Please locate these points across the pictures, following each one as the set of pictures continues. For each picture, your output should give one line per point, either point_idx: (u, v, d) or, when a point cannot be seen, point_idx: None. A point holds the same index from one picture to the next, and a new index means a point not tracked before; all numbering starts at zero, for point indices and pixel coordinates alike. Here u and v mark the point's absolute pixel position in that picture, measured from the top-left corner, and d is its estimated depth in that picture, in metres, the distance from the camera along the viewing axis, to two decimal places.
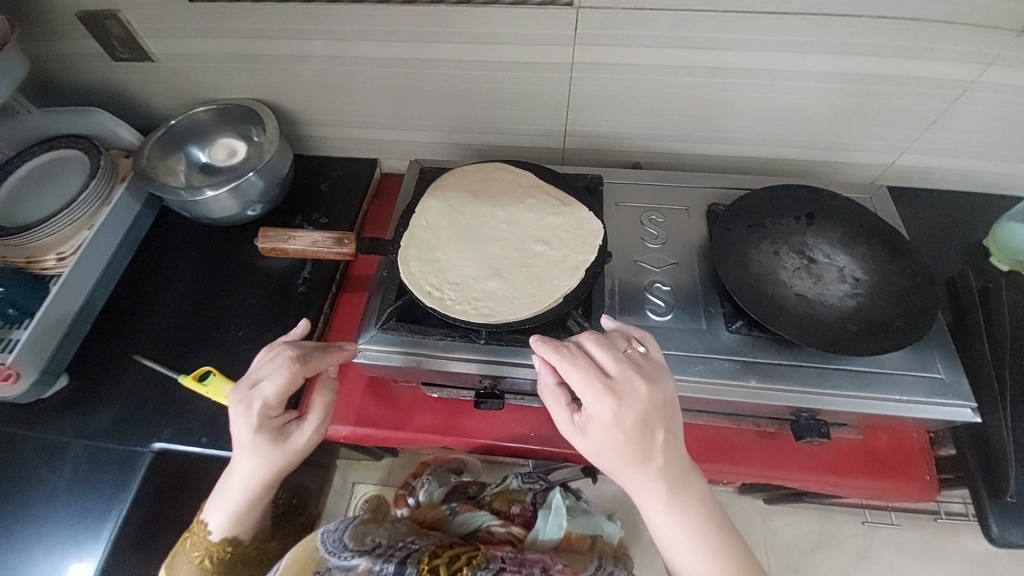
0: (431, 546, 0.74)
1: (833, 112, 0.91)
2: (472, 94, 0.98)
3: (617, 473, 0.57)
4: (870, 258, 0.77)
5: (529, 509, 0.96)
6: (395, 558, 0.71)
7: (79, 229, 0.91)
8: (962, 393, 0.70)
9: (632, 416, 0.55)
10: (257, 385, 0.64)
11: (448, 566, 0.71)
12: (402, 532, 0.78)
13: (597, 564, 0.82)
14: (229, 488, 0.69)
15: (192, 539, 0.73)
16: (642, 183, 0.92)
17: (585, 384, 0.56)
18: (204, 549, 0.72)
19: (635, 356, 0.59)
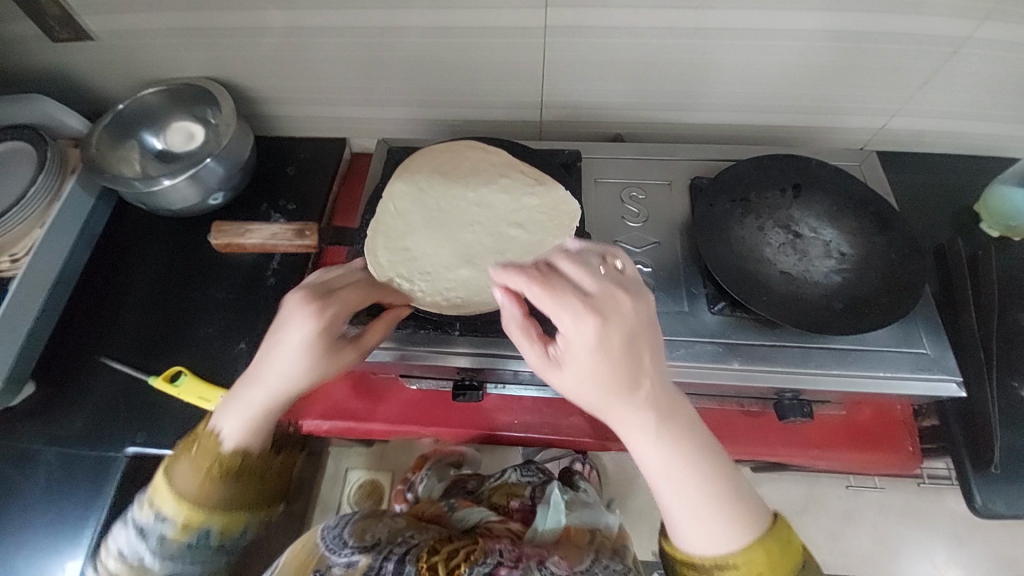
0: (429, 542, 0.73)
1: (822, 75, 0.86)
2: (441, 65, 0.91)
3: (603, 403, 0.51)
4: (857, 231, 0.74)
5: (529, 505, 0.95)
6: (394, 555, 0.69)
7: (31, 226, 0.86)
8: (947, 367, 0.69)
9: (614, 340, 0.48)
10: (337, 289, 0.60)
11: (447, 562, 0.69)
12: (402, 527, 0.77)
13: (596, 557, 0.79)
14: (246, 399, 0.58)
15: (199, 448, 0.58)
16: (622, 157, 0.87)
17: (568, 310, 0.48)
18: (214, 456, 0.58)
19: (613, 271, 0.51)
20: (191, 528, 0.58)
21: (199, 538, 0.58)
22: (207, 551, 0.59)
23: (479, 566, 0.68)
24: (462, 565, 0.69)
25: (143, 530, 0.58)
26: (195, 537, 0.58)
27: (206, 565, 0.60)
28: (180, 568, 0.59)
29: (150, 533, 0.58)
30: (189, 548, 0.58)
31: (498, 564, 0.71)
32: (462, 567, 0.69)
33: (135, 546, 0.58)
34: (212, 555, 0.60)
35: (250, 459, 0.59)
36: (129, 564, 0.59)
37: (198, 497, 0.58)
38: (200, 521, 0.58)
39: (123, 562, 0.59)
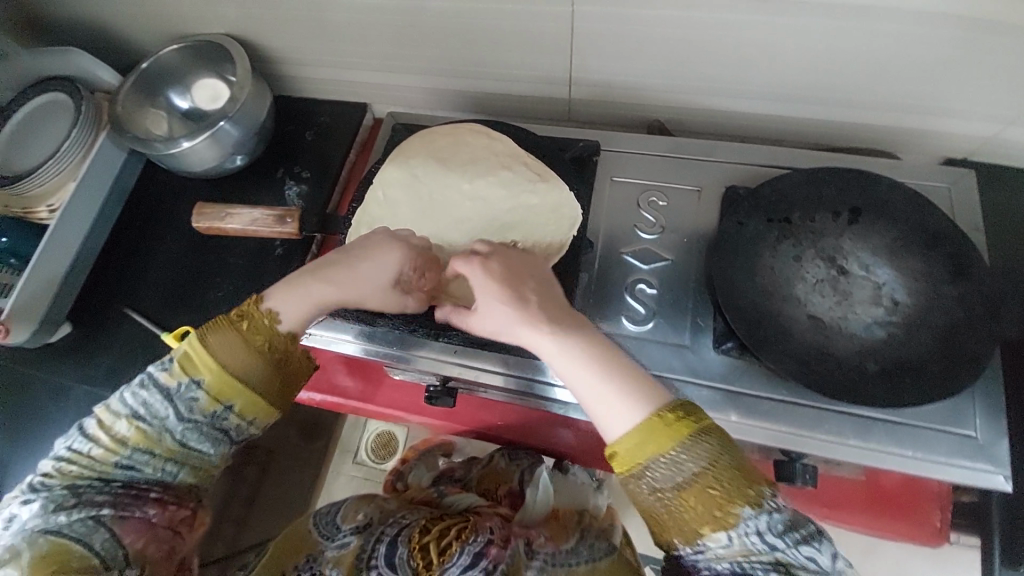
0: (421, 521, 0.70)
1: (920, 65, 0.69)
2: (459, 31, 0.82)
3: (513, 330, 0.57)
4: (921, 275, 0.60)
5: (517, 491, 0.92)
6: (386, 537, 0.66)
7: (67, 178, 0.91)
8: (996, 457, 0.57)
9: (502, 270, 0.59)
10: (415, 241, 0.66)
11: (438, 543, 0.66)
12: (393, 510, 0.74)
13: (582, 535, 0.73)
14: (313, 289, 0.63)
15: (250, 324, 0.60)
16: (650, 152, 0.76)
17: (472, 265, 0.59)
18: (265, 335, 0.60)
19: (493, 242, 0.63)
20: (223, 400, 0.58)
21: (223, 413, 0.58)
22: (219, 430, 0.59)
23: (470, 545, 0.66)
24: (453, 544, 0.66)
25: (171, 394, 0.57)
26: (220, 409, 0.58)
27: (215, 445, 0.59)
28: (191, 443, 0.58)
29: (175, 399, 0.57)
30: (209, 419, 0.58)
31: (489, 542, 0.67)
32: (453, 546, 0.66)
33: (153, 411, 0.57)
34: (223, 439, 0.60)
35: (293, 345, 0.62)
36: (139, 428, 0.57)
37: (236, 371, 0.58)
38: (233, 393, 0.58)
39: (136, 419, 0.57)
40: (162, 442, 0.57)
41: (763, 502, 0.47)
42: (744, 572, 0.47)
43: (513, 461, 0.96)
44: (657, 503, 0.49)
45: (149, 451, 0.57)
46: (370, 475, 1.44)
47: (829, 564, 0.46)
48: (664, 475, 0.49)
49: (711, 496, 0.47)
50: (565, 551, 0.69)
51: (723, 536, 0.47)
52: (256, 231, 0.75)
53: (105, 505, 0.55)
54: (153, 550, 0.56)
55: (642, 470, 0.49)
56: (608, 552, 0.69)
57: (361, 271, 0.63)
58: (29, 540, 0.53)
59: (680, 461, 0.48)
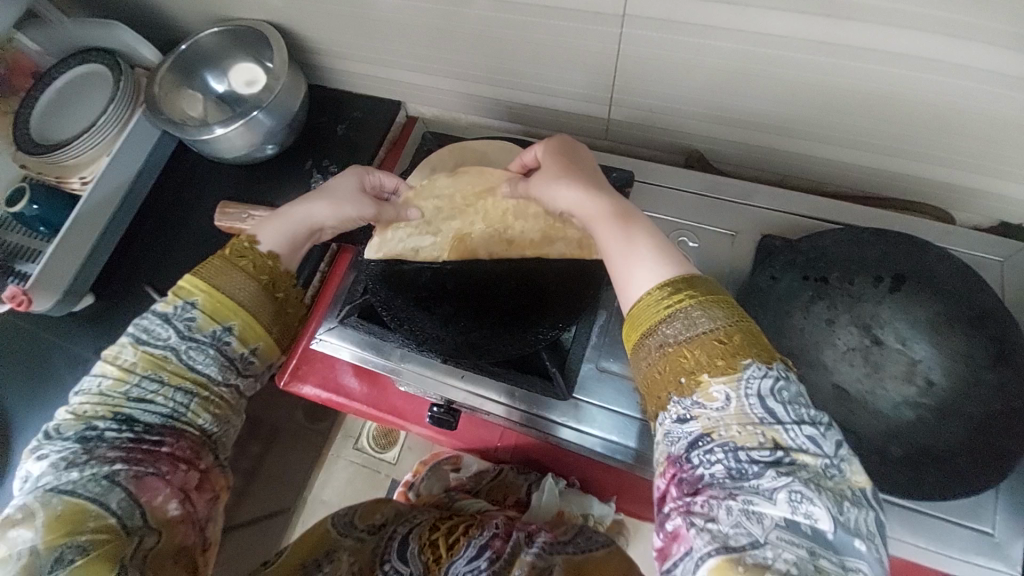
0: (431, 521, 0.71)
1: (990, 126, 0.64)
2: (500, 41, 0.79)
3: (572, 202, 0.58)
4: (961, 356, 0.56)
5: (525, 500, 0.90)
6: (397, 534, 0.68)
7: (100, 152, 0.92)
8: (1012, 558, 0.54)
9: (574, 160, 0.61)
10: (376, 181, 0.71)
11: (446, 539, 0.67)
12: (408, 511, 0.75)
13: (581, 528, 0.70)
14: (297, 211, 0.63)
15: (234, 250, 0.58)
16: (686, 190, 0.73)
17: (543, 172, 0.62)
18: (252, 259, 0.58)
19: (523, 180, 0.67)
20: (218, 318, 0.54)
21: (220, 332, 0.54)
22: (224, 354, 0.53)
23: (474, 539, 0.65)
24: (460, 539, 0.67)
25: (168, 316, 0.53)
26: (218, 328, 0.54)
27: (222, 369, 0.53)
28: (196, 362, 0.52)
29: (175, 321, 0.53)
30: (209, 339, 0.53)
31: (494, 535, 0.66)
32: (460, 541, 0.66)
33: (155, 335, 0.52)
34: (230, 366, 0.54)
35: (278, 270, 0.60)
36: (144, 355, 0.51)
37: (228, 291, 0.55)
38: (227, 310, 0.54)
39: (139, 344, 0.52)
40: (168, 364, 0.52)
41: (771, 365, 0.43)
42: (739, 458, 0.40)
43: (522, 472, 0.92)
44: (661, 356, 0.45)
45: (158, 377, 0.51)
46: (370, 462, 1.46)
47: (831, 450, 0.40)
48: (675, 331, 0.45)
49: (718, 349, 0.43)
50: (561, 541, 0.67)
51: (720, 395, 0.42)
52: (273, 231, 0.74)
53: (117, 460, 0.48)
54: (173, 511, 0.50)
55: (656, 327, 0.46)
56: (609, 545, 0.67)
57: (332, 190, 0.65)
58: (42, 499, 0.45)
59: (693, 317, 0.45)
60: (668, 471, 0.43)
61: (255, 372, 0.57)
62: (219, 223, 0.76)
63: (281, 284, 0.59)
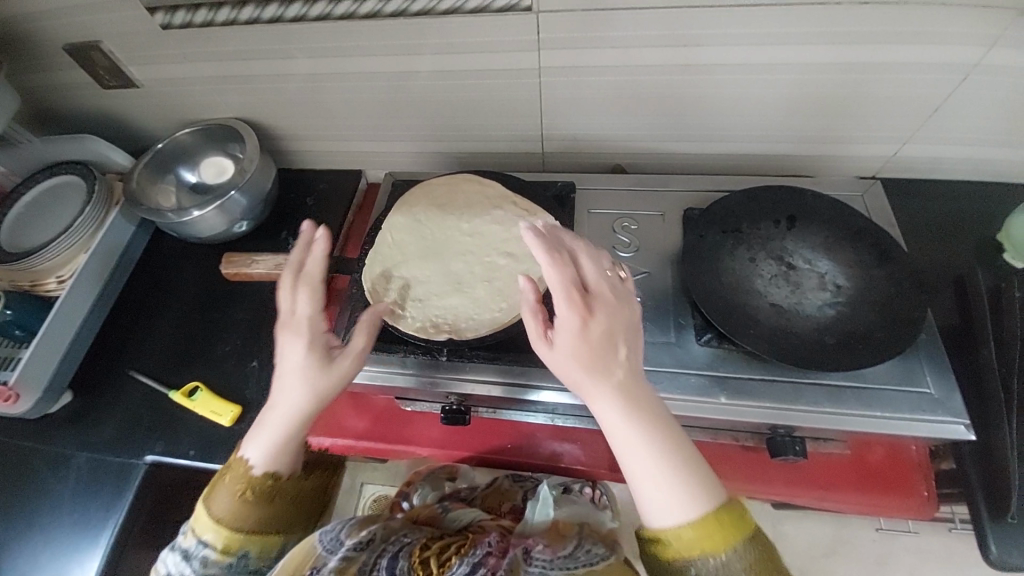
0: (422, 539, 0.69)
1: (820, 103, 0.87)
2: (445, 103, 0.97)
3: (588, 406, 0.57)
4: (854, 263, 0.72)
5: (520, 507, 0.93)
6: (388, 552, 0.65)
7: (76, 253, 0.95)
8: (953, 408, 0.66)
9: (602, 312, 0.57)
10: (294, 310, 0.63)
11: (438, 556, 0.65)
12: (397, 528, 0.71)
13: (578, 541, 0.70)
14: (265, 424, 0.63)
15: (232, 474, 0.63)
16: (618, 188, 0.89)
17: (563, 288, 0.57)
18: (246, 483, 0.63)
19: (616, 278, 0.61)
20: (232, 554, 0.62)
21: (236, 561, 0.62)
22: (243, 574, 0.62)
23: (468, 555, 0.63)
24: (453, 557, 0.64)
25: (188, 553, 0.62)
26: (233, 559, 0.62)
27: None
28: None
29: (192, 557, 0.61)
30: (228, 568, 0.62)
31: (488, 552, 0.64)
32: (453, 559, 0.64)
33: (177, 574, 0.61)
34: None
35: (272, 479, 0.64)
36: None
37: (231, 521, 0.62)
38: (241, 543, 0.62)
39: None
40: None
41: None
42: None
43: (518, 480, 0.98)
44: None
45: None
46: None
47: None
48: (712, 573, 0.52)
49: None
50: (562, 556, 0.65)
51: None
52: None
53: None
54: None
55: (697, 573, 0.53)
56: (605, 558, 0.67)
57: (286, 387, 0.62)
58: None
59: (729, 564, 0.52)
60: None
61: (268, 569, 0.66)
62: (228, 270, 0.91)
63: (266, 485, 0.63)
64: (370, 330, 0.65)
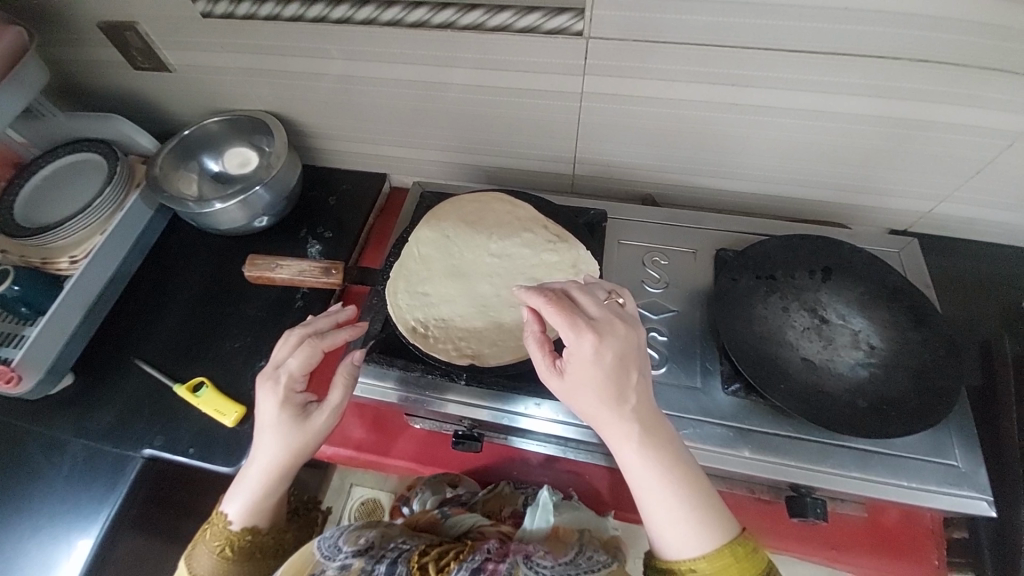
0: (422, 546, 0.66)
1: (861, 154, 0.86)
2: (481, 117, 0.95)
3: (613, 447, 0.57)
4: (889, 323, 0.71)
5: (522, 513, 0.84)
6: (386, 558, 0.63)
7: (92, 233, 0.94)
8: (978, 483, 0.64)
9: (605, 343, 0.56)
10: (280, 365, 0.68)
11: (436, 562, 0.62)
12: (396, 534, 0.70)
13: (580, 547, 0.67)
14: (242, 480, 0.67)
15: (212, 531, 0.67)
16: (651, 220, 0.87)
17: (566, 321, 0.57)
18: (225, 540, 0.67)
19: (615, 304, 0.61)
20: None
21: None
22: None
23: (466, 561, 0.61)
24: (452, 562, 0.62)
25: None
26: None
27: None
28: None
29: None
30: None
31: (486, 559, 0.62)
32: (452, 565, 0.62)
33: None
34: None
35: (251, 531, 0.68)
36: None
37: None
38: None
39: None
40: None
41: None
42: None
43: (518, 485, 0.89)
44: None
45: None
46: None
47: None
48: None
49: None
50: (564, 563, 0.62)
51: None
52: (301, 281, 0.85)
53: None
54: None
55: None
56: (607, 564, 0.64)
57: (258, 440, 0.66)
58: None
59: None
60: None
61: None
62: (249, 274, 0.87)
63: (240, 543, 0.67)
64: (344, 385, 0.68)
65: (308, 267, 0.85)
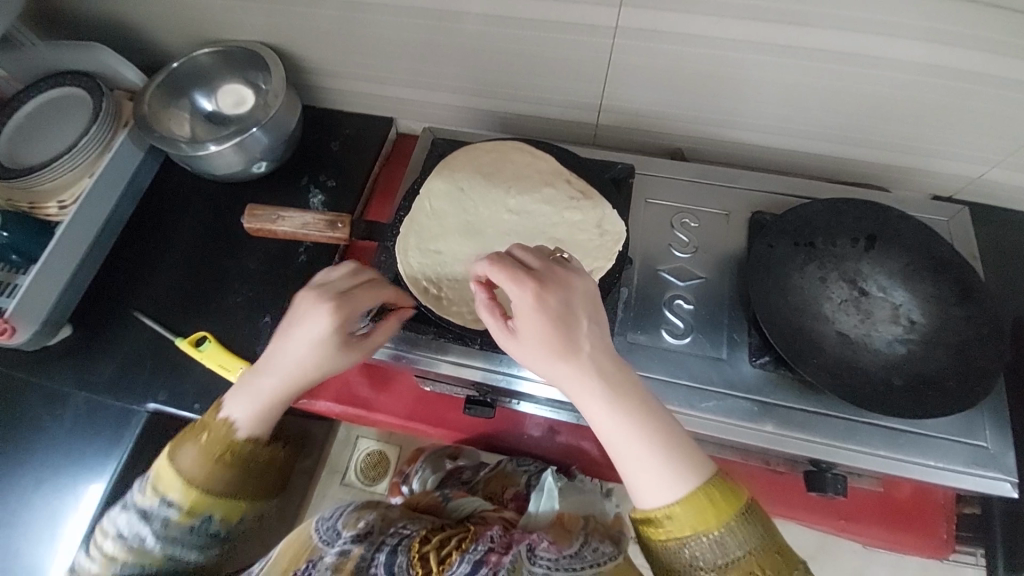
0: (423, 531, 0.65)
1: (920, 109, 0.77)
2: (499, 55, 0.86)
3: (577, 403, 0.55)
4: (932, 298, 0.66)
5: (523, 494, 0.87)
6: (386, 546, 0.62)
7: (80, 176, 0.88)
8: (1005, 465, 0.62)
9: (547, 294, 0.53)
10: (349, 288, 0.62)
11: (438, 552, 0.60)
12: (396, 517, 0.69)
13: (585, 538, 0.67)
14: (259, 385, 0.61)
15: (208, 436, 0.60)
16: (681, 178, 0.81)
17: (504, 274, 0.53)
18: (225, 442, 0.60)
19: (558, 255, 0.58)
20: (195, 514, 0.59)
21: (199, 525, 0.59)
22: (203, 540, 0.60)
23: (469, 553, 0.60)
24: (453, 553, 0.60)
25: (146, 514, 0.58)
26: (197, 523, 0.59)
27: (201, 549, 0.60)
28: (178, 556, 0.59)
29: (152, 516, 0.58)
30: (189, 533, 0.59)
31: (490, 550, 0.61)
32: (453, 556, 0.60)
33: (136, 532, 0.58)
34: (208, 543, 0.60)
35: (255, 442, 0.61)
36: (128, 548, 0.58)
37: (202, 484, 0.59)
38: (206, 505, 0.59)
39: (124, 541, 0.58)
40: (151, 557, 0.59)
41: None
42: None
43: (520, 463, 0.92)
44: None
45: (139, 568, 0.58)
46: (365, 496, 1.36)
47: None
48: (713, 558, 0.50)
49: None
50: (568, 556, 0.63)
51: None
52: (305, 235, 0.80)
53: None
54: None
55: (682, 545, 0.51)
56: (613, 557, 0.65)
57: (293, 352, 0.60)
58: None
59: (726, 543, 0.50)
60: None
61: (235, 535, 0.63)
62: (249, 225, 0.81)
63: (243, 450, 0.61)
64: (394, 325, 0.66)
65: (313, 220, 0.79)
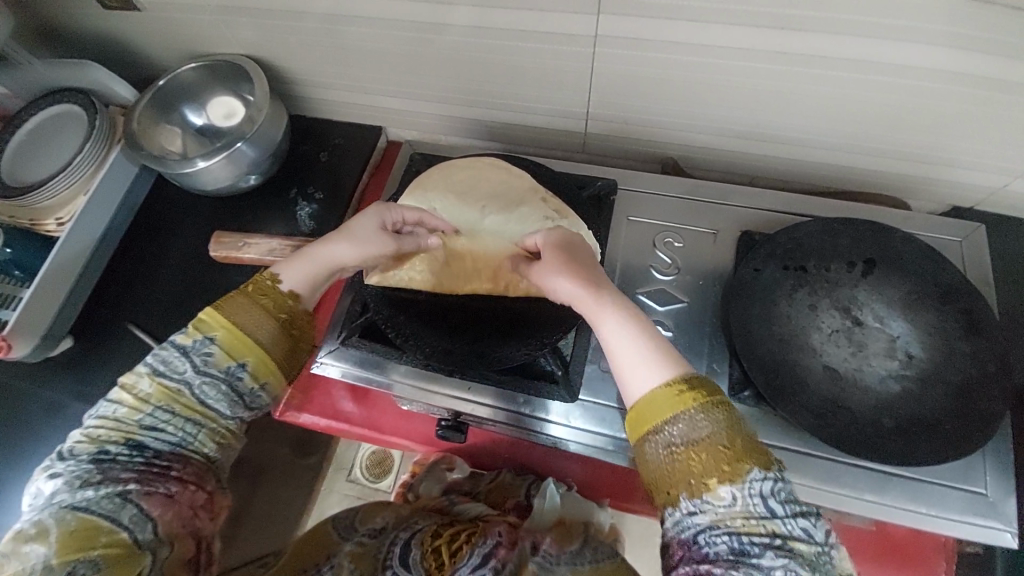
0: (433, 528, 0.69)
1: (934, 118, 0.71)
2: (479, 65, 0.83)
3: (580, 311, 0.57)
4: (933, 329, 0.61)
5: (525, 504, 0.88)
6: (399, 539, 0.65)
7: (76, 193, 0.90)
8: (1004, 515, 0.57)
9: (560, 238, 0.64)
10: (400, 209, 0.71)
11: (449, 546, 0.64)
12: (407, 516, 0.72)
13: (586, 540, 0.68)
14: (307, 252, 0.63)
15: (257, 286, 0.59)
16: (667, 193, 0.77)
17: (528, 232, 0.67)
18: (273, 295, 0.59)
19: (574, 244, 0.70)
20: (236, 355, 0.54)
21: (236, 369, 0.54)
22: (235, 391, 0.54)
23: (479, 546, 0.63)
24: (464, 547, 0.64)
25: (187, 349, 0.54)
26: (234, 366, 0.54)
27: (232, 405, 0.54)
28: (209, 401, 0.53)
29: (193, 355, 0.53)
30: (224, 376, 0.54)
31: (497, 544, 0.63)
32: (464, 549, 0.64)
33: (172, 367, 0.53)
34: (240, 402, 0.55)
35: (300, 306, 0.60)
36: (159, 386, 0.52)
37: (248, 328, 0.56)
38: (246, 349, 0.55)
39: (156, 375, 0.52)
40: (182, 398, 0.52)
41: (769, 468, 0.46)
42: (741, 545, 0.42)
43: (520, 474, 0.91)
44: (669, 462, 0.47)
45: (169, 408, 0.51)
46: (365, 495, 1.39)
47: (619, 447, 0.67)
48: (681, 433, 0.47)
49: (722, 462, 0.45)
50: (568, 554, 0.64)
51: (726, 494, 0.44)
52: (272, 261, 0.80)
53: (131, 480, 0.48)
54: (177, 526, 0.50)
55: (660, 428, 0.48)
56: (612, 556, 0.64)
57: (352, 230, 0.65)
58: (55, 516, 0.46)
59: (698, 421, 0.47)
60: (675, 554, 0.45)
61: (264, 406, 0.57)
62: (216, 254, 0.84)
63: (298, 317, 0.60)
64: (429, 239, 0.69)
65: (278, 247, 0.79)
